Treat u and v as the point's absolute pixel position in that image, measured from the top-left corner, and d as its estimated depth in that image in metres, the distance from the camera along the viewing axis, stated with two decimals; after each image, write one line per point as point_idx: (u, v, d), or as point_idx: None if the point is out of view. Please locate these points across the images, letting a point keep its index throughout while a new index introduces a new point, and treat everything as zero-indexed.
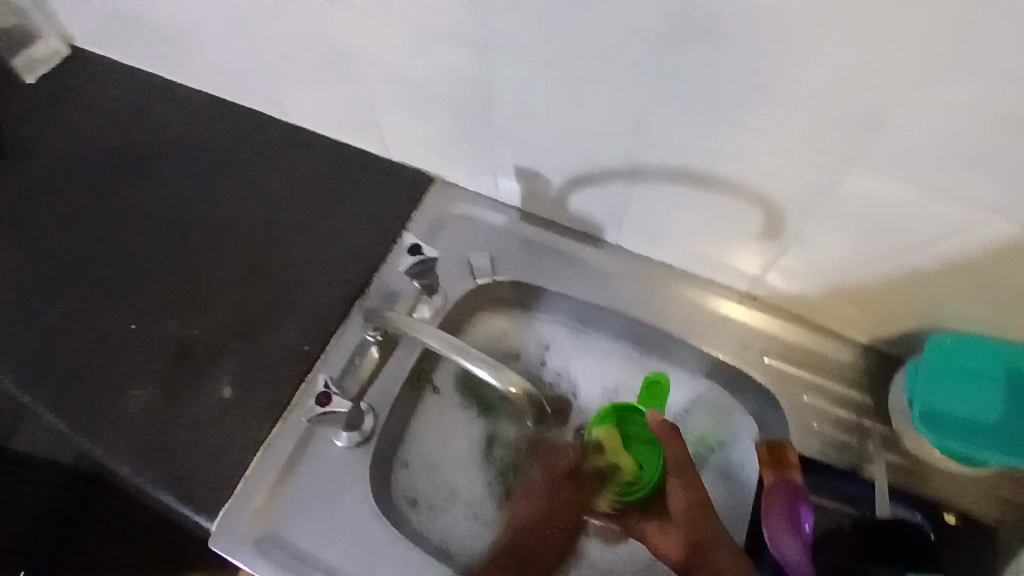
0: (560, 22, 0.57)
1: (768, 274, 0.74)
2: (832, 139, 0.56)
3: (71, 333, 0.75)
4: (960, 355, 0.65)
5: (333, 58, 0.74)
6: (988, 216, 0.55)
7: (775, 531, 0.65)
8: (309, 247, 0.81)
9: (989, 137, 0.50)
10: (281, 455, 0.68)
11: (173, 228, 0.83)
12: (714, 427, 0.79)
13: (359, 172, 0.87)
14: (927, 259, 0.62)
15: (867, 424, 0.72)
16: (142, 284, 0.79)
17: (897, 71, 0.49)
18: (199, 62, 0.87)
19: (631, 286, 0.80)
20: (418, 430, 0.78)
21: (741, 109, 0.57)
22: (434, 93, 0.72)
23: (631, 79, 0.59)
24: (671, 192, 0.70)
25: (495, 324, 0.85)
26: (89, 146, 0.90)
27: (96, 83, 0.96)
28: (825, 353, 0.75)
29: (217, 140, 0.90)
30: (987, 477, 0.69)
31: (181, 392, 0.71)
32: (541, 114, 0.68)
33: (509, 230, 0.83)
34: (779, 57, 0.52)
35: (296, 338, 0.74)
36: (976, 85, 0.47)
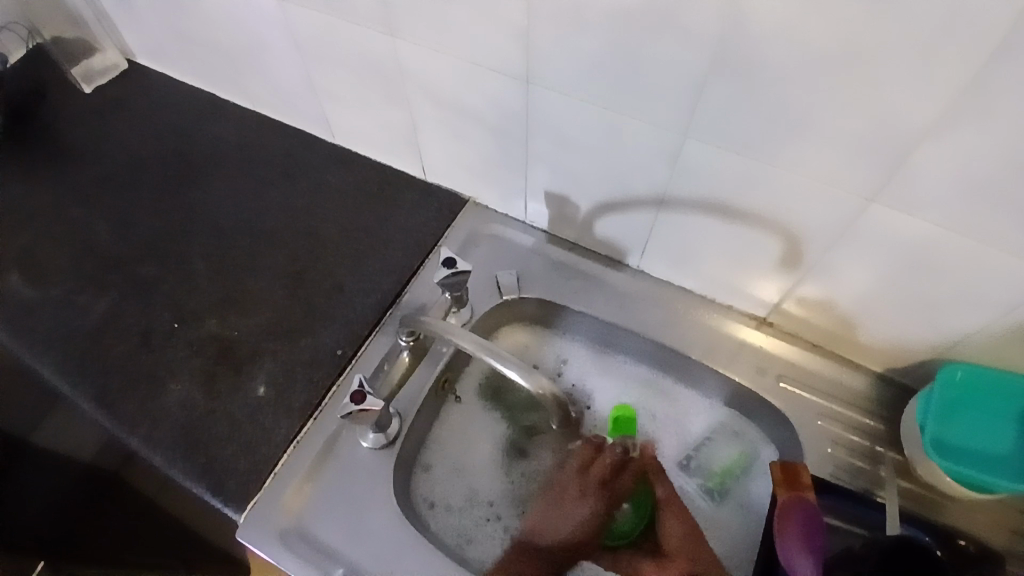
0: (598, 56, 0.61)
1: (785, 302, 0.76)
2: (851, 175, 0.58)
3: (123, 327, 0.81)
4: (971, 386, 0.68)
5: (383, 84, 0.80)
6: (1005, 255, 0.57)
7: (790, 550, 0.65)
8: (345, 257, 0.85)
9: (1004, 178, 0.52)
10: (310, 452, 0.72)
11: (217, 234, 0.89)
12: (740, 455, 0.80)
13: (396, 190, 0.92)
14: (944, 294, 0.64)
15: (879, 451, 0.74)
16: (186, 286, 0.84)
17: (917, 113, 0.51)
18: (254, 83, 0.94)
19: (652, 309, 0.82)
20: (441, 435, 0.81)
21: (764, 142, 0.60)
22: (474, 118, 0.77)
23: (661, 113, 0.63)
24: (695, 220, 0.72)
25: (520, 338, 0.88)
26: (144, 156, 0.97)
27: (155, 98, 1.03)
28: (839, 381, 0.77)
29: (264, 155, 0.96)
30: (995, 507, 0.71)
31: (218, 389, 0.75)
32: (576, 142, 0.72)
33: (536, 250, 0.87)
34: (801, 95, 0.55)
35: (330, 342, 0.78)
36: (993, 129, 0.49)
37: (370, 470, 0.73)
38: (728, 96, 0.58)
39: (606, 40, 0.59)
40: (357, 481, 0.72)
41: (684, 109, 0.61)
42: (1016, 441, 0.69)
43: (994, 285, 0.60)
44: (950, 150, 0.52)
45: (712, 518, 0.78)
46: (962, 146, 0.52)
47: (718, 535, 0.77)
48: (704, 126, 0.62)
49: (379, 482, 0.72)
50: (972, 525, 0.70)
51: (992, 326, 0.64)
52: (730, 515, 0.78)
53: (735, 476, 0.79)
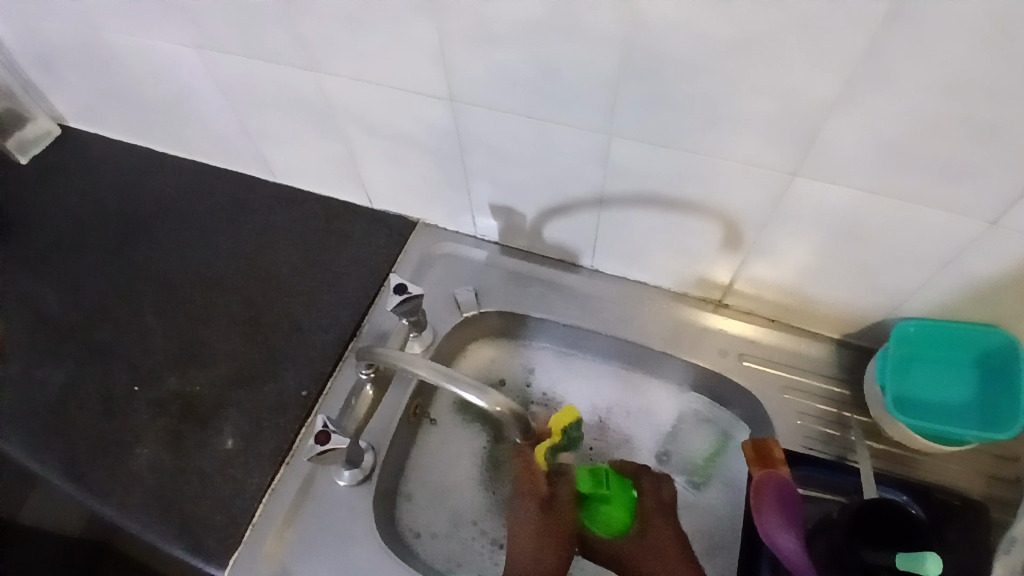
0: (519, 68, 0.61)
1: (736, 283, 0.77)
2: (776, 155, 0.60)
3: (83, 395, 0.80)
4: (923, 339, 0.70)
5: (315, 119, 0.79)
6: (933, 212, 0.58)
7: (770, 528, 0.66)
8: (300, 297, 0.85)
9: (916, 139, 0.53)
10: (285, 497, 0.71)
11: (168, 289, 0.88)
12: (713, 440, 0.81)
13: (344, 221, 0.91)
14: (881, 257, 0.65)
15: (847, 416, 0.75)
16: (143, 346, 0.83)
17: (825, 90, 0.52)
18: (189, 132, 0.93)
19: (611, 306, 0.83)
20: (420, 461, 0.81)
21: (688, 136, 0.61)
22: (412, 143, 0.77)
23: (585, 115, 0.63)
24: (637, 215, 0.73)
25: (484, 352, 0.88)
26: (86, 220, 0.96)
27: (90, 159, 1.02)
28: (800, 352, 0.79)
29: (207, 203, 0.95)
30: (967, 456, 0.73)
31: (186, 446, 0.75)
32: (511, 155, 0.72)
33: (491, 263, 0.87)
34: (715, 87, 0.56)
35: (294, 383, 0.78)
36: (897, 96, 0.51)
37: (348, 507, 0.72)
38: (646, 94, 0.59)
39: (523, 52, 0.60)
40: (336, 519, 0.71)
41: (607, 110, 0.62)
42: (976, 388, 0.70)
43: (926, 243, 0.62)
44: (866, 118, 0.53)
45: (696, 505, 0.79)
46: (872, 115, 0.53)
47: (701, 516, 0.78)
48: (628, 126, 0.63)
49: (357, 517, 0.71)
50: (945, 477, 0.72)
51: (934, 280, 0.65)
52: (714, 497, 0.79)
53: (712, 461, 0.80)
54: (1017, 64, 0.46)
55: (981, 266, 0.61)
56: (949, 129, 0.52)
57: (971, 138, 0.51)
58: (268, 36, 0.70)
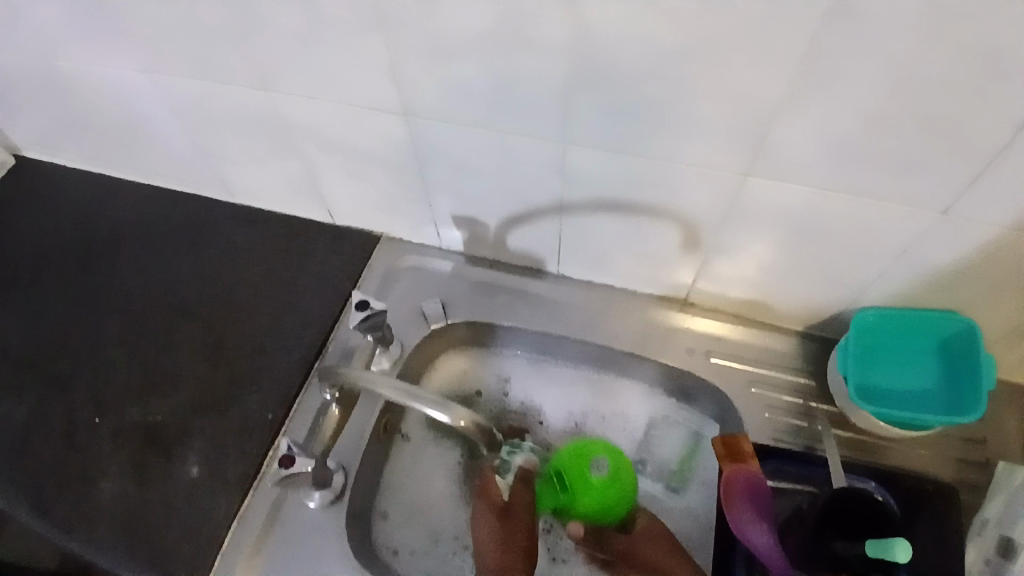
0: (471, 80, 0.61)
1: (700, 281, 0.78)
2: (727, 155, 0.60)
3: (43, 430, 0.77)
4: (883, 327, 0.71)
5: (271, 138, 0.79)
6: (883, 204, 0.59)
7: (741, 521, 0.66)
8: (264, 318, 0.84)
9: (859, 134, 0.54)
10: (254, 524, 0.70)
11: (129, 317, 0.86)
12: (686, 440, 0.81)
13: (307, 239, 0.90)
14: (836, 250, 0.66)
15: (813, 406, 0.76)
16: (104, 377, 0.81)
17: (768, 90, 0.53)
18: (144, 156, 0.91)
19: (579, 311, 0.83)
20: (395, 479, 0.80)
21: (641, 140, 0.62)
22: (370, 158, 0.76)
23: (539, 123, 0.63)
24: (599, 220, 0.74)
25: (455, 364, 0.88)
26: (41, 250, 0.93)
27: (44, 187, 0.99)
28: (766, 347, 0.79)
29: (166, 227, 0.94)
30: (935, 443, 0.74)
31: (151, 477, 0.73)
32: (470, 167, 0.72)
33: (457, 274, 0.87)
34: (663, 90, 0.56)
35: (260, 407, 0.77)
36: (837, 94, 0.52)
37: (319, 531, 0.71)
38: (597, 100, 0.59)
39: (472, 65, 0.60)
40: (307, 543, 0.70)
41: (559, 118, 0.62)
42: (939, 375, 0.71)
43: (879, 235, 0.63)
44: (809, 117, 0.54)
45: (674, 508, 0.79)
46: (816, 112, 0.54)
47: (679, 519, 0.78)
48: (582, 132, 0.63)
49: (329, 541, 0.70)
50: (914, 463, 0.72)
51: (890, 270, 0.66)
52: (691, 500, 0.79)
53: (686, 462, 0.81)
54: (950, 57, 0.47)
55: (933, 254, 0.63)
56: (891, 123, 0.52)
57: (913, 131, 0.52)
58: (218, 58, 0.69)
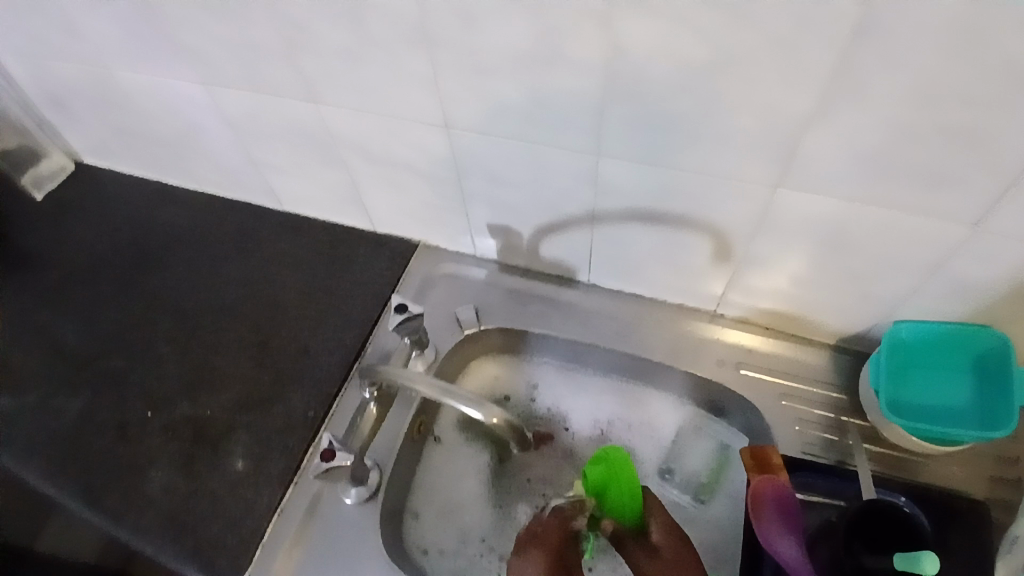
0: (509, 94, 0.64)
1: (731, 293, 0.79)
2: (759, 169, 0.62)
3: (99, 422, 0.82)
4: (914, 342, 0.71)
5: (317, 148, 0.83)
6: (916, 218, 0.60)
7: (770, 533, 0.67)
8: (306, 320, 0.87)
9: (891, 150, 0.55)
10: (293, 516, 0.73)
11: (179, 316, 0.91)
12: (713, 451, 0.82)
13: (348, 245, 0.94)
14: (867, 263, 0.67)
15: (844, 421, 0.76)
16: (155, 372, 0.86)
17: (798, 106, 0.55)
18: (197, 165, 0.97)
19: (609, 320, 0.85)
20: (428, 479, 0.82)
21: (673, 153, 0.64)
22: (410, 168, 0.80)
23: (573, 136, 0.66)
24: (631, 231, 0.75)
25: (487, 369, 0.90)
26: (99, 252, 0.99)
27: (102, 192, 1.06)
28: (797, 359, 0.80)
29: (215, 231, 0.99)
30: (970, 460, 0.73)
31: (198, 468, 0.77)
32: (505, 178, 0.75)
33: (491, 282, 0.89)
34: (695, 105, 0.58)
35: (301, 405, 0.80)
36: (867, 110, 0.53)
37: (355, 525, 0.73)
38: (629, 114, 0.61)
39: (511, 81, 0.63)
40: (343, 537, 0.73)
41: (594, 133, 0.65)
42: (975, 390, 0.71)
43: (912, 248, 0.63)
44: (838, 133, 0.56)
45: (701, 518, 0.80)
46: (848, 127, 0.55)
47: (705, 528, 0.79)
48: (614, 146, 0.65)
49: (364, 535, 0.73)
50: (948, 481, 0.72)
51: (922, 284, 0.67)
52: (719, 510, 0.79)
53: (714, 472, 0.82)
54: (982, 74, 0.48)
55: (967, 269, 0.63)
56: (922, 137, 0.53)
57: (945, 145, 0.53)
58: (270, 72, 0.73)
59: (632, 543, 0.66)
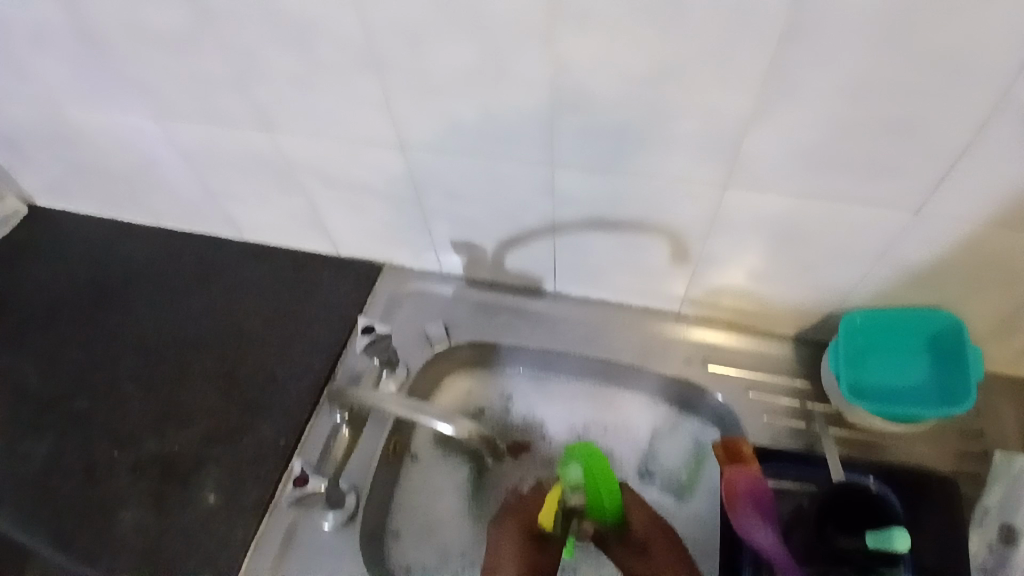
0: (462, 111, 0.65)
1: (692, 292, 0.81)
2: (708, 169, 0.64)
3: (63, 466, 0.80)
4: (870, 328, 0.73)
5: (275, 176, 0.83)
6: (860, 207, 0.63)
7: (747, 524, 0.68)
8: (273, 348, 0.86)
9: (828, 141, 0.58)
10: (270, 548, 0.72)
11: (142, 352, 0.89)
12: (688, 448, 0.83)
13: (313, 270, 0.94)
14: (819, 253, 0.69)
15: (810, 408, 0.78)
16: (120, 411, 0.84)
17: (737, 106, 0.57)
18: (155, 200, 0.95)
19: (578, 327, 0.86)
20: (406, 498, 0.82)
21: (625, 160, 0.65)
22: (370, 190, 0.80)
23: (527, 148, 0.67)
24: (591, 238, 0.77)
25: (460, 384, 0.90)
26: (56, 293, 0.97)
27: (58, 233, 1.03)
28: (761, 352, 0.82)
29: (177, 265, 0.97)
30: (933, 437, 0.75)
31: (168, 506, 0.75)
32: (465, 193, 0.76)
33: (458, 297, 0.90)
34: (642, 110, 0.60)
35: (273, 434, 0.79)
36: (803, 107, 0.56)
37: (334, 552, 0.72)
38: (579, 125, 0.63)
39: (463, 98, 0.64)
40: (322, 564, 0.71)
41: (546, 144, 0.66)
42: (930, 369, 0.73)
43: (859, 236, 0.66)
44: (776, 130, 0.58)
45: (682, 516, 0.80)
46: (785, 123, 0.57)
47: (686, 523, 0.80)
48: (567, 155, 0.67)
49: (344, 561, 0.71)
50: (914, 459, 0.74)
51: (871, 270, 0.69)
52: (699, 506, 0.80)
53: (690, 469, 0.82)
54: (905, 66, 0.50)
55: (910, 252, 0.66)
56: (855, 128, 0.56)
57: (879, 135, 0.56)
58: (224, 103, 0.73)
59: (616, 545, 0.75)
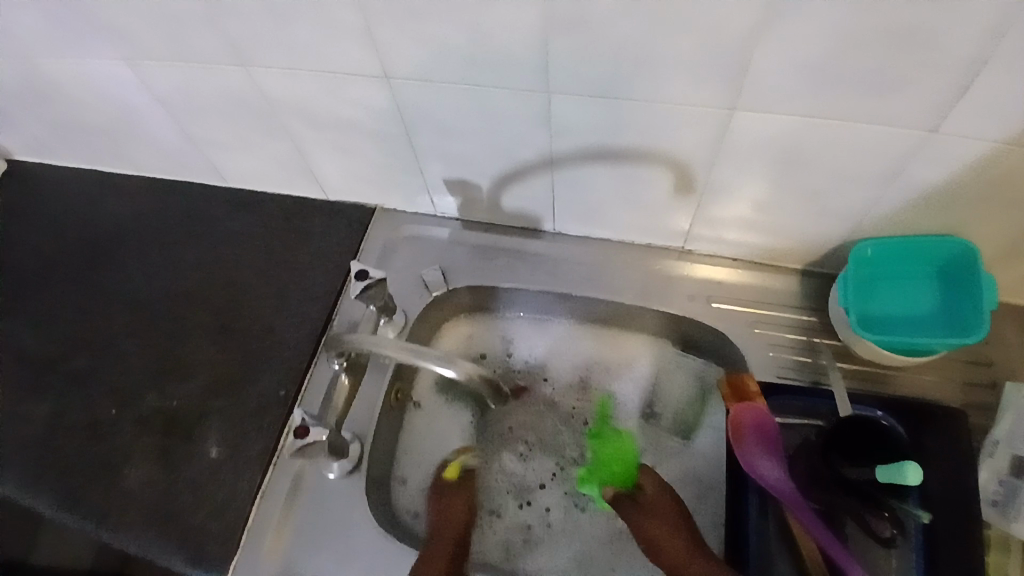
0: (449, 37, 0.61)
1: (696, 227, 0.78)
2: (714, 93, 0.60)
3: (67, 426, 0.79)
4: (879, 259, 0.71)
5: (255, 116, 0.78)
6: (874, 129, 0.59)
7: (751, 456, 0.68)
8: (268, 299, 0.84)
9: (848, 60, 0.53)
10: (278, 497, 0.72)
11: (134, 308, 0.87)
12: (693, 386, 0.83)
13: (304, 217, 0.91)
14: (831, 181, 0.66)
15: (817, 341, 0.76)
16: (117, 368, 0.83)
17: (749, 21, 0.52)
18: (134, 149, 0.91)
19: (578, 267, 0.83)
20: (410, 444, 0.82)
21: (626, 86, 0.61)
22: (357, 128, 0.76)
23: (522, 78, 0.63)
24: (590, 171, 0.73)
25: (461, 329, 0.89)
26: (43, 251, 0.94)
27: (39, 188, 1.00)
28: (767, 287, 0.80)
29: (163, 216, 0.94)
30: (942, 367, 0.74)
31: (173, 460, 0.75)
32: (457, 128, 0.72)
33: (454, 240, 0.87)
34: (643, 30, 0.55)
35: (272, 385, 0.78)
36: (820, 20, 0.51)
37: (342, 498, 0.72)
38: (576, 48, 0.59)
39: (447, 20, 0.59)
40: (331, 510, 0.72)
41: (541, 71, 0.62)
42: (943, 299, 0.71)
43: (872, 162, 0.62)
44: (790, 47, 0.54)
45: (687, 453, 0.80)
46: (800, 40, 0.53)
47: (692, 461, 0.80)
48: (565, 84, 0.63)
49: (352, 507, 0.72)
50: (921, 390, 0.73)
51: (884, 198, 0.66)
52: (705, 443, 0.80)
53: (694, 407, 0.82)
54: None
55: (927, 177, 0.62)
56: (875, 43, 0.52)
57: (900, 47, 0.52)
58: (194, 39, 0.68)
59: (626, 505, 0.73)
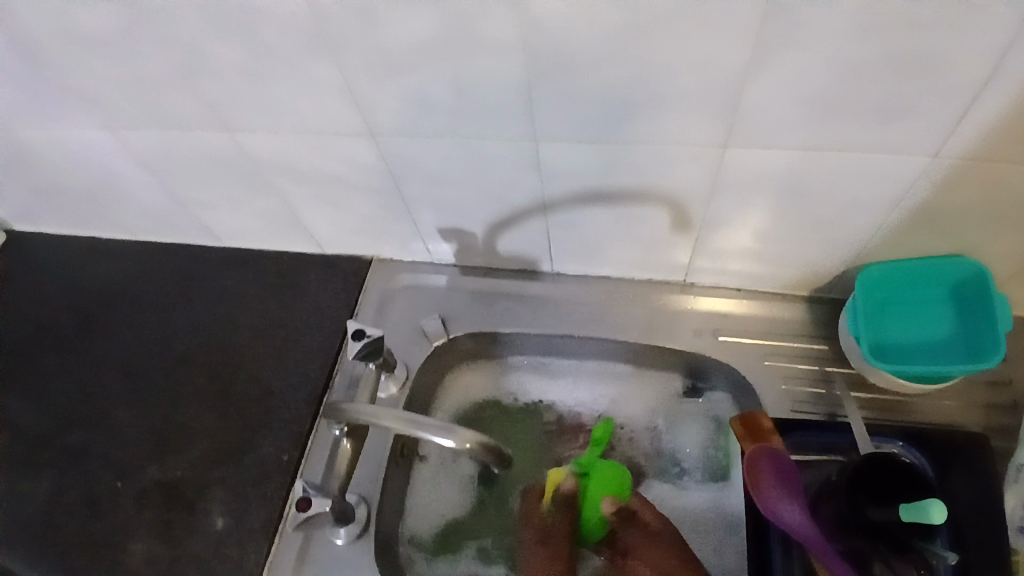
0: (433, 91, 0.60)
1: (697, 259, 0.76)
2: (704, 130, 0.58)
3: (68, 502, 0.78)
4: (888, 284, 0.69)
5: (243, 176, 0.78)
6: (869, 156, 0.57)
7: (772, 501, 0.67)
8: (266, 359, 0.83)
9: (838, 91, 0.52)
10: (285, 568, 0.70)
11: (133, 375, 0.86)
12: (709, 423, 0.82)
13: (299, 272, 0.90)
14: (830, 209, 0.64)
15: (829, 371, 0.74)
16: (118, 439, 0.81)
17: (735, 58, 0.51)
18: (126, 214, 0.91)
19: (580, 307, 0.82)
20: (422, 502, 0.80)
21: (615, 128, 0.60)
22: (347, 182, 0.75)
23: (508, 125, 0.62)
24: (585, 212, 0.72)
25: (467, 379, 0.87)
26: (41, 322, 0.94)
27: (34, 257, 0.99)
28: (773, 316, 0.78)
29: (159, 279, 0.93)
30: (961, 391, 0.71)
31: (177, 532, 0.73)
32: (446, 177, 0.71)
33: (453, 286, 0.86)
34: (627, 72, 0.54)
35: (274, 449, 0.77)
36: (807, 53, 0.50)
37: (350, 564, 0.70)
38: (560, 93, 0.58)
39: (428, 73, 0.58)
40: None
41: (526, 118, 0.61)
42: (956, 321, 0.69)
43: (872, 187, 0.61)
44: (779, 79, 0.53)
45: (708, 492, 0.79)
46: (789, 72, 0.52)
47: (712, 501, 0.79)
48: (551, 129, 0.61)
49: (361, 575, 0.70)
50: (941, 417, 0.70)
51: (886, 223, 0.64)
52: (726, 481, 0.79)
53: (712, 444, 0.81)
54: None
55: (929, 201, 0.61)
56: (866, 71, 0.50)
57: (892, 75, 0.50)
58: (177, 105, 0.68)
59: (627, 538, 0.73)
